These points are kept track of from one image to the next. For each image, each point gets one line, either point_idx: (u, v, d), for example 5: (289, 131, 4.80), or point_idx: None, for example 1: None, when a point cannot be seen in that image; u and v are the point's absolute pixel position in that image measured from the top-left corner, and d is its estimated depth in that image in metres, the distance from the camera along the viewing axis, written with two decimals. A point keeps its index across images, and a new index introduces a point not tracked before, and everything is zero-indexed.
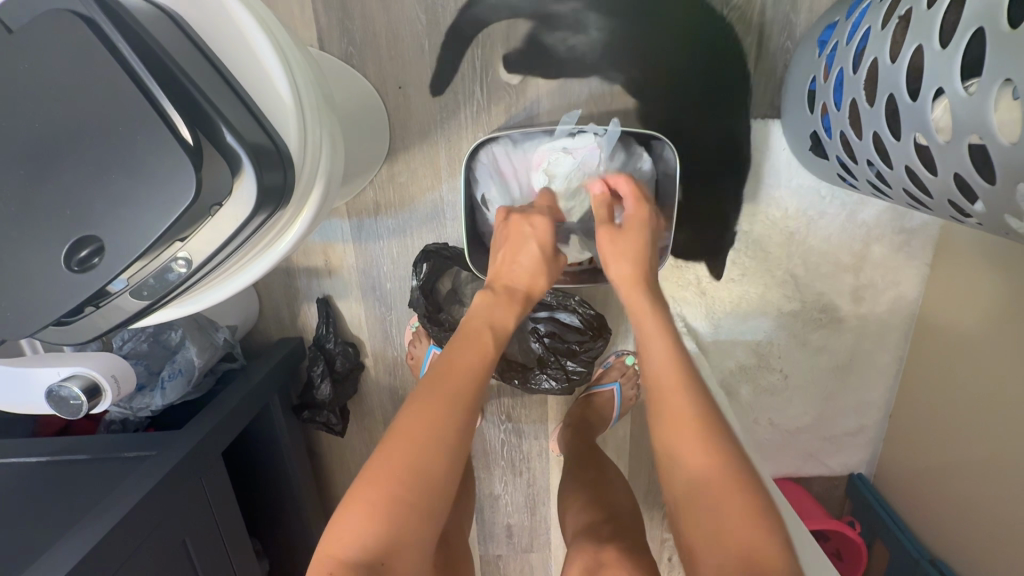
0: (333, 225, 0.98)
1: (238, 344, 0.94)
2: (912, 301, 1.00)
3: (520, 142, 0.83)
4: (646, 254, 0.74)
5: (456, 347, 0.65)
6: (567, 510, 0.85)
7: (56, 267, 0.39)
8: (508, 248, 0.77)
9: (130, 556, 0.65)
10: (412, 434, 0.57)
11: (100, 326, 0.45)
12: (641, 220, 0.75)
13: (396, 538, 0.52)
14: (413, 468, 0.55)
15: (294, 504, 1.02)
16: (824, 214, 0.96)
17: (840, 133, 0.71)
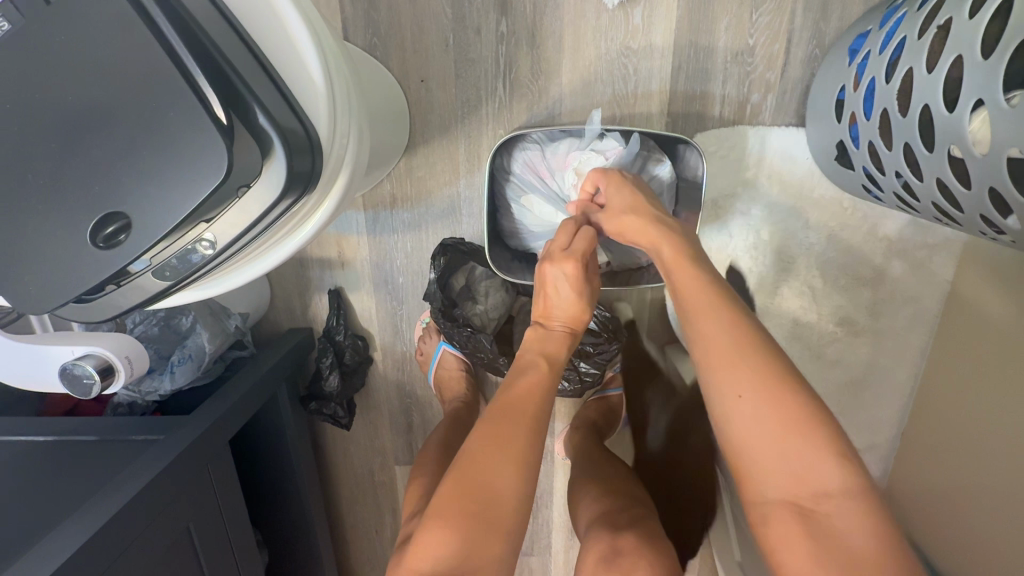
0: (349, 217, 0.98)
1: (248, 332, 0.94)
2: (930, 318, 0.99)
3: (547, 144, 0.84)
4: (641, 203, 0.69)
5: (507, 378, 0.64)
6: (578, 505, 0.86)
7: (81, 243, 0.39)
8: (584, 290, 0.69)
9: (135, 541, 0.64)
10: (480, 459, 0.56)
11: (120, 305, 0.45)
12: (617, 185, 0.71)
13: (475, 549, 0.52)
14: (493, 483, 0.55)
15: (297, 496, 1.02)
16: (845, 226, 0.95)
17: (869, 143, 0.70)
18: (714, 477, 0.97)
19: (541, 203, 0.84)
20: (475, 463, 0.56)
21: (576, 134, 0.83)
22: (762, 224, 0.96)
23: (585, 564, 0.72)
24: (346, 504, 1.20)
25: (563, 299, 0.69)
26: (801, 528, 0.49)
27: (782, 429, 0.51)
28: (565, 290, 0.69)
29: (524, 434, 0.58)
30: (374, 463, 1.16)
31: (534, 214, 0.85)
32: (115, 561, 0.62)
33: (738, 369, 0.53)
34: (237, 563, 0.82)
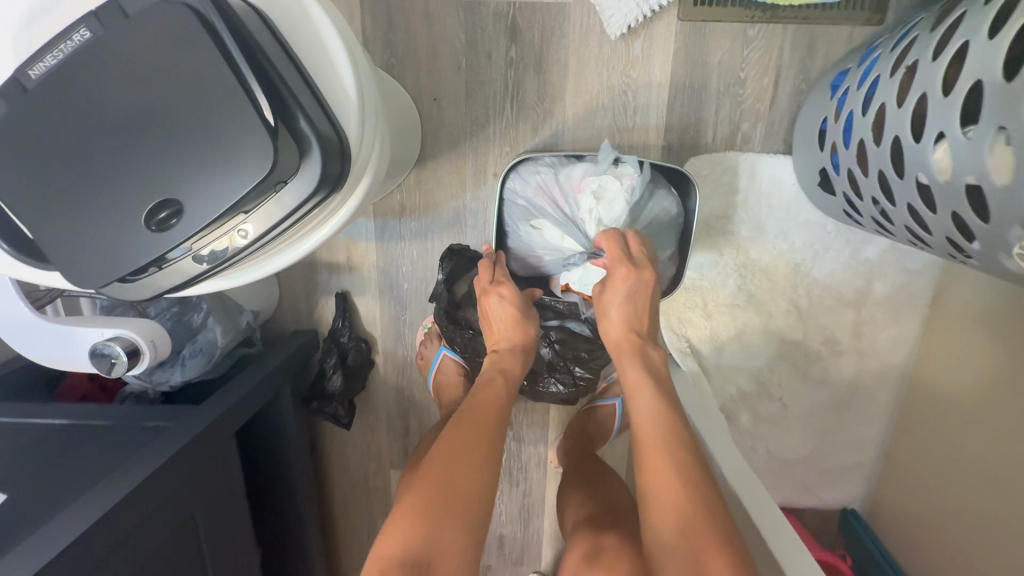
0: (359, 223, 1.03)
1: (257, 330, 0.98)
2: (908, 341, 1.05)
3: (562, 171, 0.87)
4: (634, 308, 0.79)
5: (477, 403, 0.78)
6: (566, 507, 0.91)
7: (136, 225, 0.43)
8: (515, 315, 0.87)
9: (145, 520, 0.67)
10: (448, 455, 0.68)
11: (160, 286, 0.48)
12: (630, 278, 0.76)
13: (438, 543, 0.61)
14: (458, 476, 0.66)
15: (294, 495, 1.04)
16: (829, 249, 1.00)
17: (848, 170, 0.76)
18: None
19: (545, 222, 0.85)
20: (456, 465, 0.67)
21: (592, 164, 0.86)
22: (751, 244, 1.01)
23: (570, 559, 0.77)
24: (340, 507, 1.22)
25: (500, 324, 0.88)
26: None
27: (698, 547, 0.60)
28: (500, 316, 0.87)
29: (482, 445, 0.71)
30: (370, 466, 1.19)
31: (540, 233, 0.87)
32: (124, 540, 0.64)
33: (679, 496, 0.64)
34: (237, 554, 0.84)
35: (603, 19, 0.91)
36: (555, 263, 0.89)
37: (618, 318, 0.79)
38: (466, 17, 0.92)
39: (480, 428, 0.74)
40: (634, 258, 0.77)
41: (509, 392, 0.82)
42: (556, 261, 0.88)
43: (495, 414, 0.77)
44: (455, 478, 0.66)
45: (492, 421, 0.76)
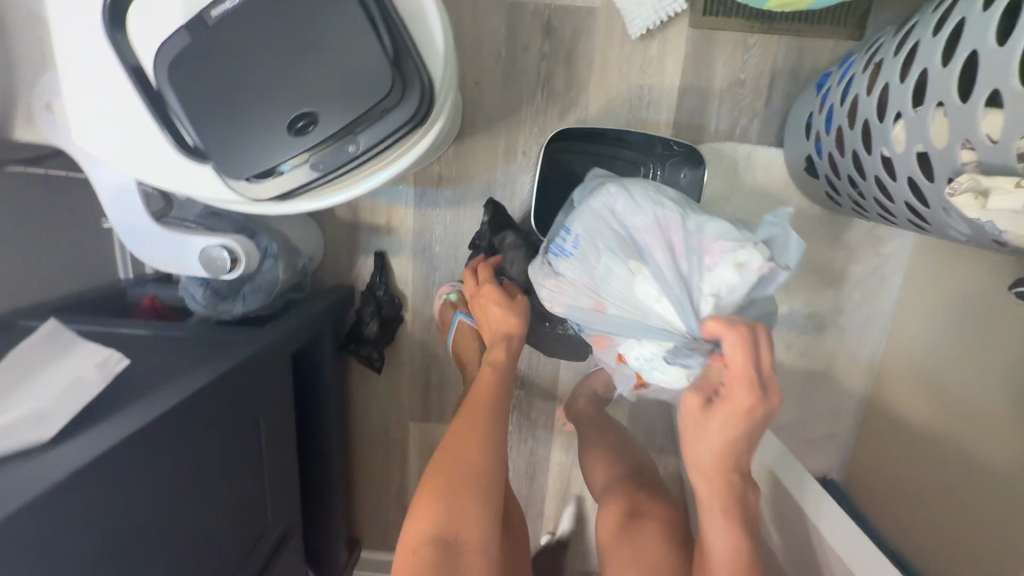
0: (400, 189, 1.16)
1: (307, 277, 1.11)
2: (882, 320, 1.18)
3: (697, 223, 0.78)
4: (740, 440, 0.68)
5: (475, 394, 0.88)
6: (591, 465, 1.05)
7: (281, 126, 0.57)
8: (506, 304, 0.96)
9: (233, 403, 0.79)
10: (456, 445, 0.80)
11: (280, 185, 0.62)
12: (752, 412, 0.65)
13: (461, 525, 0.72)
14: (467, 463, 0.77)
15: (326, 429, 1.15)
16: (814, 232, 1.14)
17: (829, 154, 0.90)
18: None
19: (648, 281, 0.78)
20: (465, 457, 0.78)
21: (731, 229, 0.77)
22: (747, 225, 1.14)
23: (607, 517, 0.91)
24: (362, 454, 1.33)
25: (491, 313, 0.97)
26: None
27: None
28: (492, 304, 0.96)
29: (479, 431, 0.82)
30: (392, 417, 1.30)
31: (637, 283, 0.79)
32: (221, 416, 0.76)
33: None
34: (283, 457, 0.96)
35: (627, 21, 1.05)
36: (623, 320, 0.81)
37: (713, 453, 0.68)
38: (508, 14, 1.07)
39: (479, 423, 0.83)
40: (759, 380, 0.65)
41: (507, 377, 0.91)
42: (628, 321, 0.80)
43: (494, 404, 0.87)
44: (465, 468, 0.77)
45: (490, 415, 0.85)
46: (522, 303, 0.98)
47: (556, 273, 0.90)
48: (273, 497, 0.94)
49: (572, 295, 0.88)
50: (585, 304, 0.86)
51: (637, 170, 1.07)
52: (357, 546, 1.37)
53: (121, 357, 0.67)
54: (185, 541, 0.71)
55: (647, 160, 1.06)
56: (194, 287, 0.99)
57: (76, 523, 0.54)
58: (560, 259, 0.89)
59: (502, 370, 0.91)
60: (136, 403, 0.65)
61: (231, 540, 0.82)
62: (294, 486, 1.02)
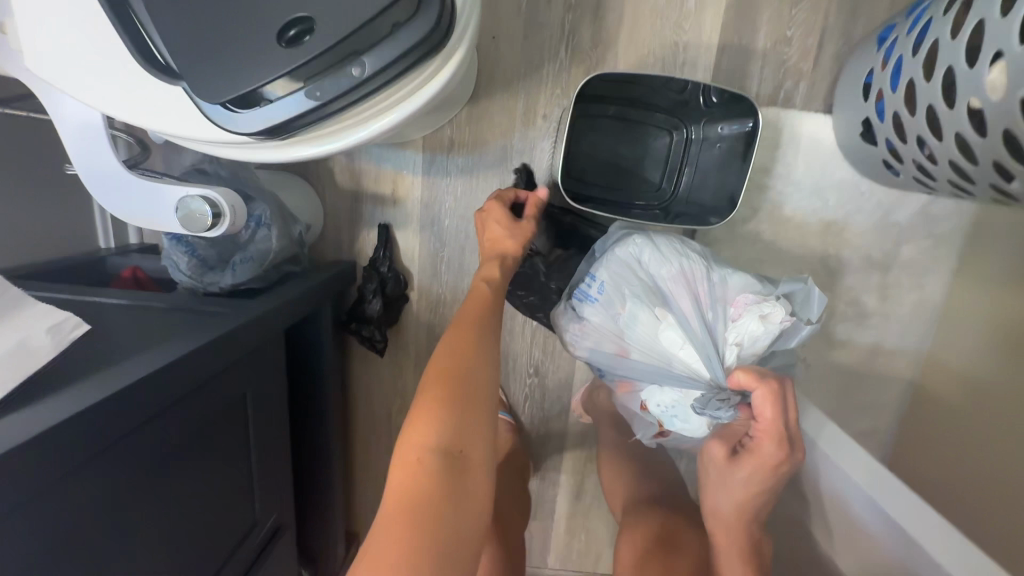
0: (407, 155, 1.06)
1: (304, 249, 1.01)
2: (932, 309, 1.08)
3: (720, 272, 0.75)
4: (760, 493, 0.68)
5: (467, 306, 0.76)
6: (611, 486, 1.05)
7: (270, 40, 0.49)
8: (516, 230, 0.85)
9: (216, 376, 0.69)
10: (449, 356, 0.68)
11: (268, 119, 0.51)
12: (773, 466, 0.65)
13: (467, 436, 0.60)
14: (470, 372, 0.66)
15: (324, 415, 1.06)
16: (862, 210, 1.04)
17: (893, 114, 0.80)
18: None
19: (671, 330, 0.72)
20: (460, 368, 0.66)
21: (751, 279, 0.74)
22: (787, 200, 1.04)
23: (628, 538, 0.88)
24: (361, 444, 1.23)
25: (500, 237, 0.85)
26: None
27: None
28: (500, 230, 0.85)
29: (477, 340, 0.70)
30: (394, 405, 1.20)
31: (658, 334, 0.73)
32: (198, 391, 0.66)
33: None
34: (273, 440, 0.87)
35: None
36: (646, 368, 0.74)
37: (733, 503, 0.69)
38: None
39: (477, 334, 0.71)
40: (787, 436, 0.64)
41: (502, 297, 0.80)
42: (650, 367, 0.73)
43: (484, 313, 0.75)
44: (461, 376, 0.65)
45: (485, 325, 0.74)
46: (529, 229, 0.87)
47: (578, 316, 0.82)
48: (261, 485, 0.85)
49: (595, 341, 0.80)
50: (607, 350, 0.78)
51: (669, 133, 0.98)
52: (355, 542, 1.28)
53: (79, 322, 0.58)
54: (146, 524, 0.63)
55: (680, 123, 0.97)
56: (177, 254, 0.88)
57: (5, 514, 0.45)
58: (584, 303, 0.81)
59: (498, 289, 0.80)
60: (94, 375, 0.55)
61: (207, 527, 0.74)
62: (286, 472, 0.93)
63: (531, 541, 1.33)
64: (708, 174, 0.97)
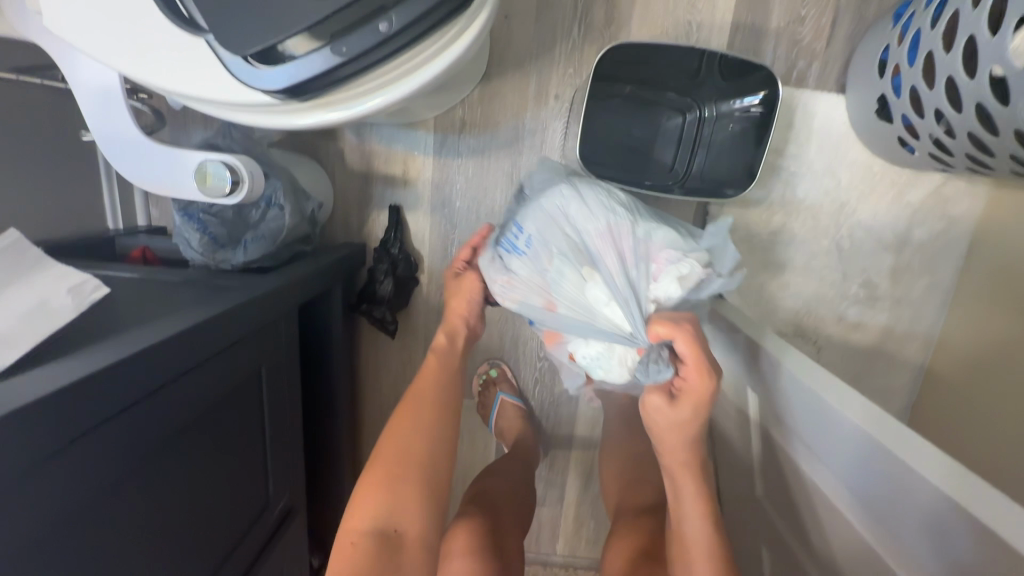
0: (418, 136, 1.05)
1: (315, 229, 1.01)
2: (944, 291, 1.07)
3: (642, 229, 0.75)
4: (700, 427, 0.67)
5: (420, 379, 0.82)
6: (608, 478, 1.02)
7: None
8: (468, 294, 0.90)
9: (232, 345, 0.69)
10: (396, 432, 0.74)
11: (291, 74, 0.51)
12: (704, 397, 0.64)
13: (401, 510, 0.66)
14: (410, 450, 0.72)
15: (334, 398, 1.05)
16: (874, 191, 1.03)
17: (911, 89, 0.79)
18: (733, 419, 1.02)
19: (594, 287, 0.71)
20: (408, 445, 0.72)
21: (670, 234, 0.75)
22: (800, 181, 1.04)
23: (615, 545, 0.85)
24: (370, 429, 1.22)
25: (454, 305, 0.90)
26: None
27: None
28: (455, 296, 0.90)
29: (427, 417, 0.76)
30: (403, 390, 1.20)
31: (582, 290, 0.72)
32: (217, 358, 0.66)
33: None
34: (285, 419, 0.86)
35: None
36: (573, 324, 0.73)
37: (684, 445, 0.67)
38: None
39: (423, 408, 0.77)
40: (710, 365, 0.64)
41: (454, 361, 0.86)
42: (576, 321, 0.73)
43: (439, 389, 0.81)
44: (405, 453, 0.71)
45: (434, 397, 0.80)
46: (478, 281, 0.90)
47: (507, 269, 0.81)
48: (274, 465, 0.85)
49: (524, 295, 0.78)
50: (535, 303, 0.77)
51: (682, 115, 0.98)
52: None
53: (98, 285, 0.56)
54: (169, 494, 0.63)
55: (693, 103, 0.97)
56: (189, 232, 0.87)
57: (35, 469, 0.44)
58: (512, 256, 0.80)
59: (449, 356, 0.86)
60: (114, 338, 0.54)
61: (222, 506, 0.73)
62: (297, 452, 0.92)
63: (540, 528, 1.32)
64: (722, 155, 0.97)
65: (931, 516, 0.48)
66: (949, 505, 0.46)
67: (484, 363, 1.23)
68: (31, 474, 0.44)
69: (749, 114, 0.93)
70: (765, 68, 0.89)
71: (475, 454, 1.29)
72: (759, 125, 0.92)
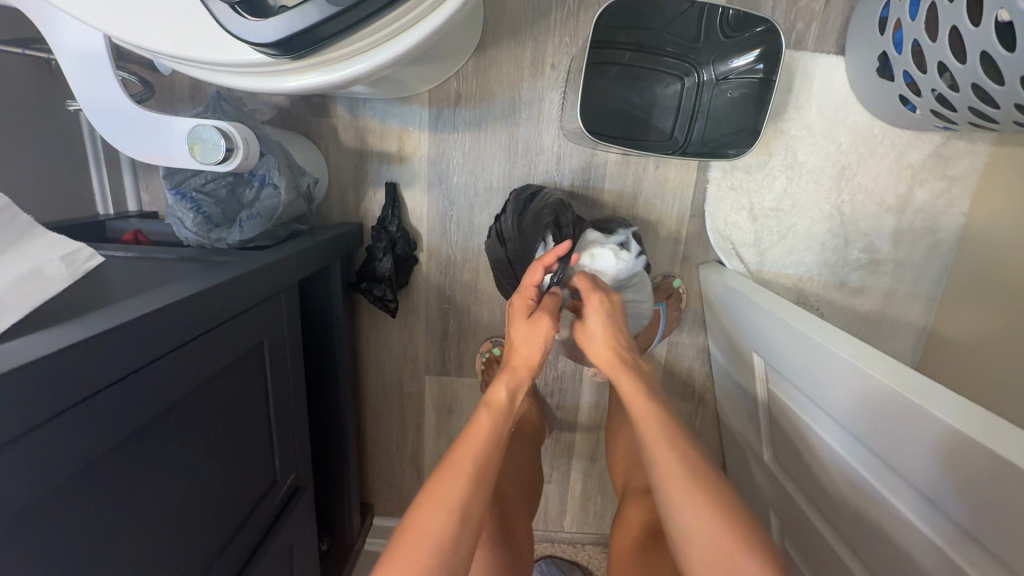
0: (413, 110, 1.03)
1: (310, 208, 0.99)
2: (945, 252, 1.07)
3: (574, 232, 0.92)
4: (619, 330, 0.79)
5: (461, 445, 0.64)
6: (617, 451, 1.01)
7: None
8: (534, 336, 0.78)
9: (234, 317, 0.68)
10: (422, 512, 0.56)
11: (286, 27, 0.49)
12: (600, 303, 0.79)
13: None
14: (431, 538, 0.53)
15: (336, 379, 1.04)
16: (874, 153, 1.03)
17: (913, 43, 0.78)
18: (738, 388, 1.03)
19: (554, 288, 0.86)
20: (434, 525, 0.55)
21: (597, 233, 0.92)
22: (800, 145, 1.03)
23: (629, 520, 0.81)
24: (374, 412, 1.22)
25: (517, 347, 0.79)
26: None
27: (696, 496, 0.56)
28: (520, 340, 0.79)
29: (459, 487, 0.58)
30: (405, 371, 1.19)
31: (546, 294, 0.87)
32: (216, 330, 0.64)
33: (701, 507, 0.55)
34: (290, 400, 0.86)
35: None
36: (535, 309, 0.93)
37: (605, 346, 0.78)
38: None
39: (455, 478, 0.59)
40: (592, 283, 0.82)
41: (510, 420, 0.71)
42: None
43: (482, 461, 0.62)
44: (431, 534, 0.54)
45: (473, 460, 0.62)
46: (546, 326, 0.78)
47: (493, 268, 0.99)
48: (280, 441, 0.84)
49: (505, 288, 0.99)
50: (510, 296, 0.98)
51: (681, 80, 0.96)
52: (370, 512, 1.27)
53: (93, 255, 0.59)
54: (169, 466, 0.61)
55: (692, 68, 0.95)
56: (182, 211, 0.84)
57: (29, 435, 0.43)
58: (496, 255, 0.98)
59: (506, 414, 0.71)
60: (106, 306, 0.53)
61: (227, 483, 0.72)
62: (303, 433, 0.92)
63: (548, 505, 1.33)
64: (721, 121, 0.96)
65: (964, 469, 0.47)
66: (980, 452, 0.45)
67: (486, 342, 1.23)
68: (30, 440, 0.43)
69: (749, 78, 0.92)
70: (770, 25, 0.87)
71: None
72: (758, 89, 0.92)
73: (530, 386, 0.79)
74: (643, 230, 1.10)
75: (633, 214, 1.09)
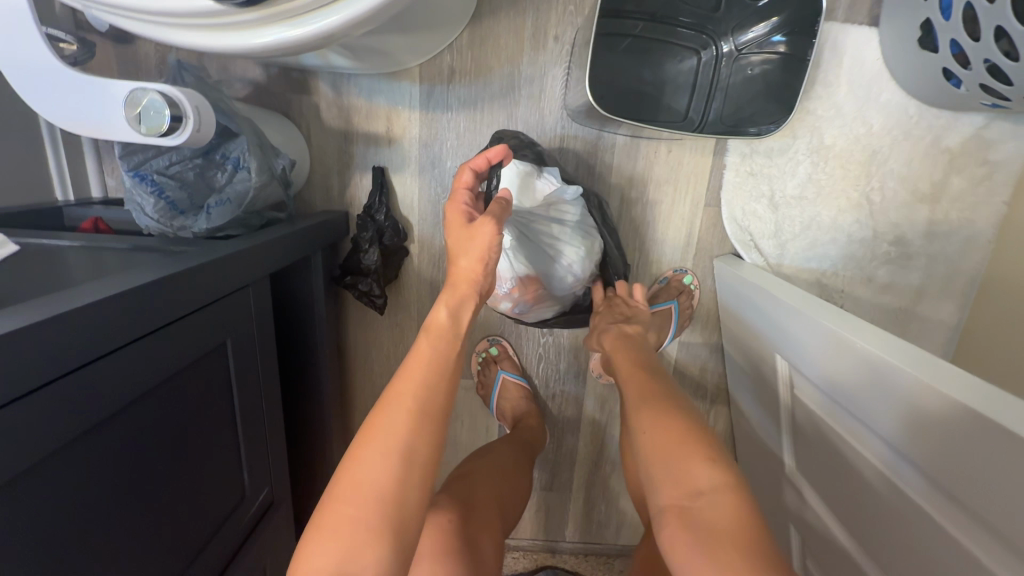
0: (402, 87, 0.94)
1: (289, 195, 0.91)
2: (983, 245, 0.98)
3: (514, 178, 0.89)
4: None
5: (403, 372, 0.59)
6: None
7: None
8: (475, 243, 0.64)
9: (190, 314, 0.58)
10: (361, 451, 0.52)
11: None
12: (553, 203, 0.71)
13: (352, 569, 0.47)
14: (371, 484, 0.50)
15: (319, 381, 0.96)
16: (909, 136, 0.94)
17: (963, 7, 0.69)
18: (756, 391, 0.94)
19: (511, 234, 0.81)
20: (363, 484, 0.50)
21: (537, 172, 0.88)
22: (827, 127, 0.94)
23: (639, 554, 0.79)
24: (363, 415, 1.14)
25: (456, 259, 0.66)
26: (683, 528, 0.49)
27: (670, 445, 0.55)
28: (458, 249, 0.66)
29: (403, 423, 0.54)
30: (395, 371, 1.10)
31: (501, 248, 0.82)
32: (169, 330, 0.55)
33: (682, 460, 0.53)
34: (261, 404, 0.77)
35: None
36: None
37: None
38: None
39: (398, 408, 0.55)
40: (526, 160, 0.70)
41: (454, 344, 0.63)
42: None
43: (434, 388, 0.58)
44: (363, 488, 0.50)
45: (421, 388, 0.57)
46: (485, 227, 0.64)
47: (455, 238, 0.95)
48: (250, 456, 0.76)
49: None
50: None
51: (697, 54, 0.87)
52: None
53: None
54: (114, 488, 0.52)
55: (710, 40, 0.86)
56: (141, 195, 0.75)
57: None
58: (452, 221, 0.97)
59: (450, 339, 0.63)
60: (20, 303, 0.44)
61: (190, 500, 0.64)
62: (276, 441, 0.83)
63: (548, 514, 1.25)
64: (740, 99, 0.88)
65: (965, 439, 0.45)
66: None
67: (483, 340, 1.15)
68: None
69: (771, 54, 0.84)
70: None
71: (476, 437, 1.20)
72: (782, 66, 0.84)
73: (482, 297, 0.68)
74: (654, 219, 1.01)
75: (643, 201, 1.00)
